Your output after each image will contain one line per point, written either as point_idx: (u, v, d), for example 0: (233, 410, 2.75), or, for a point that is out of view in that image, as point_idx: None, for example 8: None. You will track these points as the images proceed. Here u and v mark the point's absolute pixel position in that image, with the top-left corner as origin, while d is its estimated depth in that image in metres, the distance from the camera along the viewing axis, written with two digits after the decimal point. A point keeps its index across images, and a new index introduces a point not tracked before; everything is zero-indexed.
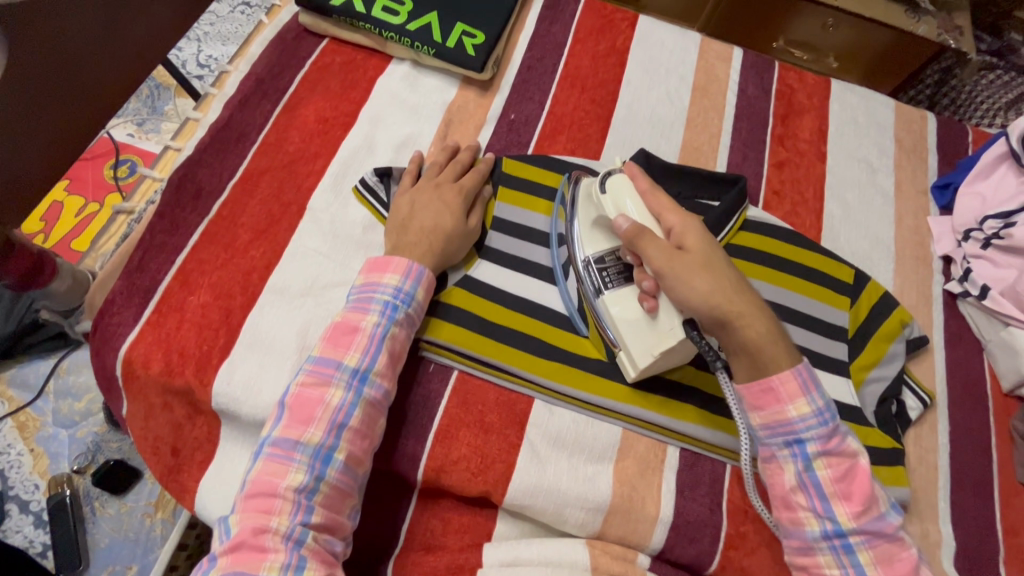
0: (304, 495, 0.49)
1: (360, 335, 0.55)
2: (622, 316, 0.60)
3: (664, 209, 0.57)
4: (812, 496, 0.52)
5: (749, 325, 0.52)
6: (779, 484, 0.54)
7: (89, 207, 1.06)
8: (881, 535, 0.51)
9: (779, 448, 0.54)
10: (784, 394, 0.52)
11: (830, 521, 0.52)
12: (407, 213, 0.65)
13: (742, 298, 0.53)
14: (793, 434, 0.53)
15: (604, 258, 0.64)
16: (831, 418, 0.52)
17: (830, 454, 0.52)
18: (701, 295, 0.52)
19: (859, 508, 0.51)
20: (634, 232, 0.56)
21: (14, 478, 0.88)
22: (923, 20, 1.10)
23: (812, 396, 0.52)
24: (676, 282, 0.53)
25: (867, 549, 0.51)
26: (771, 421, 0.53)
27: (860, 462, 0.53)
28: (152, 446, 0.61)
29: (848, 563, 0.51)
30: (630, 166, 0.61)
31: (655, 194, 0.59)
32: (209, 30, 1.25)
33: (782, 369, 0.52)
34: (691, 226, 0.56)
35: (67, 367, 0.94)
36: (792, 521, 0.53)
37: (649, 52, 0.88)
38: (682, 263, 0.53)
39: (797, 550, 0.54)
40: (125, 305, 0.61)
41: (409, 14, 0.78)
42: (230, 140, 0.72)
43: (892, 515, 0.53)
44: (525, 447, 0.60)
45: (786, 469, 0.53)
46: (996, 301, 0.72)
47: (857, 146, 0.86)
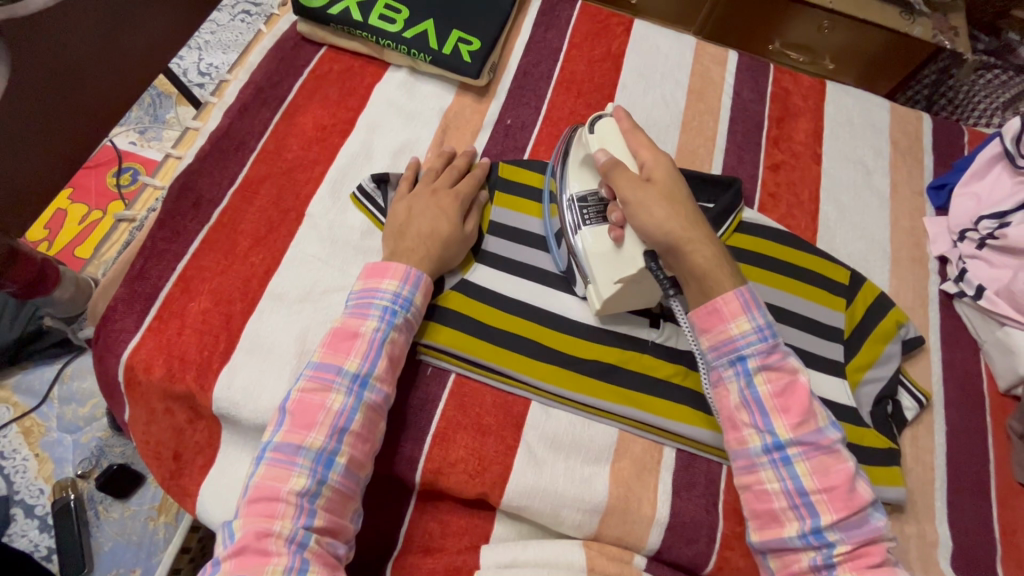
0: (306, 499, 0.49)
1: (359, 339, 0.56)
2: (593, 247, 0.63)
3: (638, 146, 0.61)
4: (754, 412, 0.53)
5: (698, 250, 0.55)
6: (724, 404, 0.55)
7: (92, 215, 1.08)
8: (819, 447, 0.51)
9: (724, 368, 0.55)
10: (728, 313, 0.54)
11: (770, 435, 0.52)
12: (404, 218, 0.66)
13: (696, 227, 0.56)
14: (735, 351, 0.54)
15: (587, 198, 0.66)
16: (770, 334, 0.53)
17: (769, 369, 0.53)
18: (656, 220, 0.56)
19: (797, 420, 0.51)
20: (608, 163, 0.60)
21: (20, 482, 0.89)
22: (918, 22, 1.10)
23: (752, 315, 0.54)
24: (635, 208, 0.57)
25: (804, 460, 0.51)
26: (716, 341, 0.55)
27: (800, 379, 0.53)
28: (153, 451, 0.62)
29: (787, 475, 0.51)
30: (618, 109, 0.64)
31: (635, 134, 0.62)
32: (210, 39, 1.26)
33: (727, 291, 0.54)
34: (661, 162, 0.60)
35: (71, 373, 0.96)
36: (736, 440, 0.54)
37: (644, 56, 0.89)
38: (643, 191, 0.57)
39: (742, 471, 0.54)
40: (126, 312, 0.62)
41: (406, 22, 0.79)
42: (229, 148, 0.73)
43: (832, 430, 0.53)
44: (523, 450, 0.61)
45: (730, 389, 0.54)
46: (992, 301, 0.73)
47: (852, 148, 0.86)
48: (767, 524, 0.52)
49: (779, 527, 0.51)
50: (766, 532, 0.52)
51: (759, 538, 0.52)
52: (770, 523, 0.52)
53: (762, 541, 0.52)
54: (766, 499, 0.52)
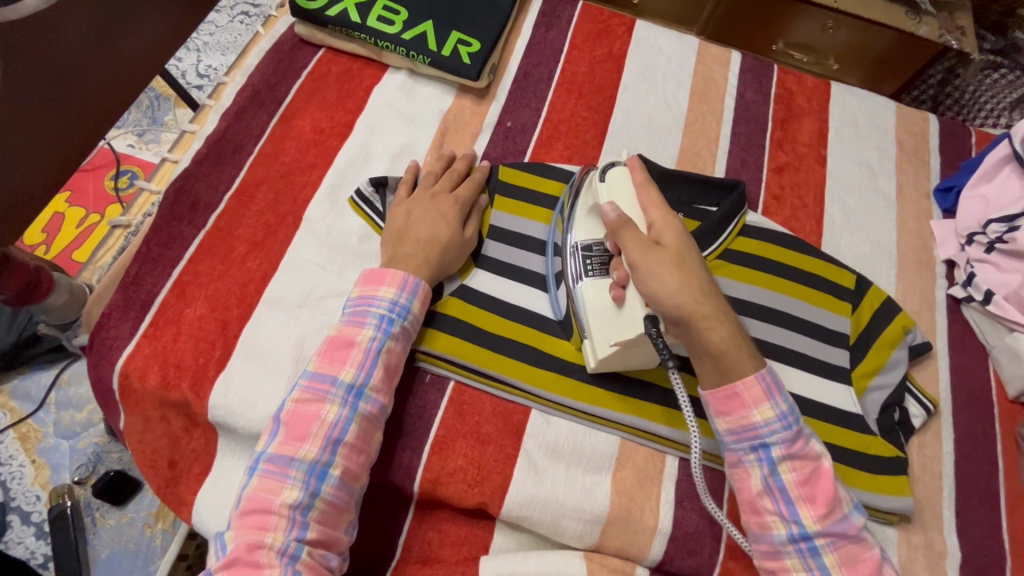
0: (298, 511, 0.49)
1: (355, 349, 0.55)
2: (594, 300, 0.61)
3: (649, 204, 0.58)
4: (778, 500, 0.52)
5: (715, 329, 0.52)
6: (745, 488, 0.54)
7: (90, 218, 1.07)
8: (846, 536, 0.51)
9: (745, 453, 0.53)
10: (748, 398, 0.52)
11: (796, 525, 0.51)
12: (403, 224, 0.65)
13: (710, 300, 0.53)
14: (758, 438, 0.52)
15: (591, 246, 0.64)
16: (794, 421, 0.52)
17: (794, 457, 0.52)
18: (669, 292, 0.52)
19: (823, 511, 0.51)
20: (617, 221, 0.56)
21: (16, 489, 0.89)
22: (924, 21, 1.08)
23: (775, 400, 0.52)
24: (646, 275, 0.53)
25: (832, 551, 0.51)
26: (736, 426, 0.53)
27: (823, 464, 0.53)
28: (148, 459, 0.61)
29: (814, 566, 0.51)
30: (632, 159, 0.61)
31: (647, 189, 0.59)
32: (209, 40, 1.26)
33: (746, 374, 0.52)
34: (671, 224, 0.57)
35: (67, 378, 0.95)
36: (759, 526, 0.53)
37: (646, 57, 0.88)
38: (655, 258, 0.54)
39: (764, 555, 0.53)
40: (121, 319, 0.62)
41: (404, 23, 0.78)
42: (226, 151, 0.72)
43: (855, 514, 0.53)
44: (522, 459, 0.60)
45: (752, 473, 0.53)
46: (1001, 306, 0.71)
47: (858, 149, 0.85)
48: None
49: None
50: None
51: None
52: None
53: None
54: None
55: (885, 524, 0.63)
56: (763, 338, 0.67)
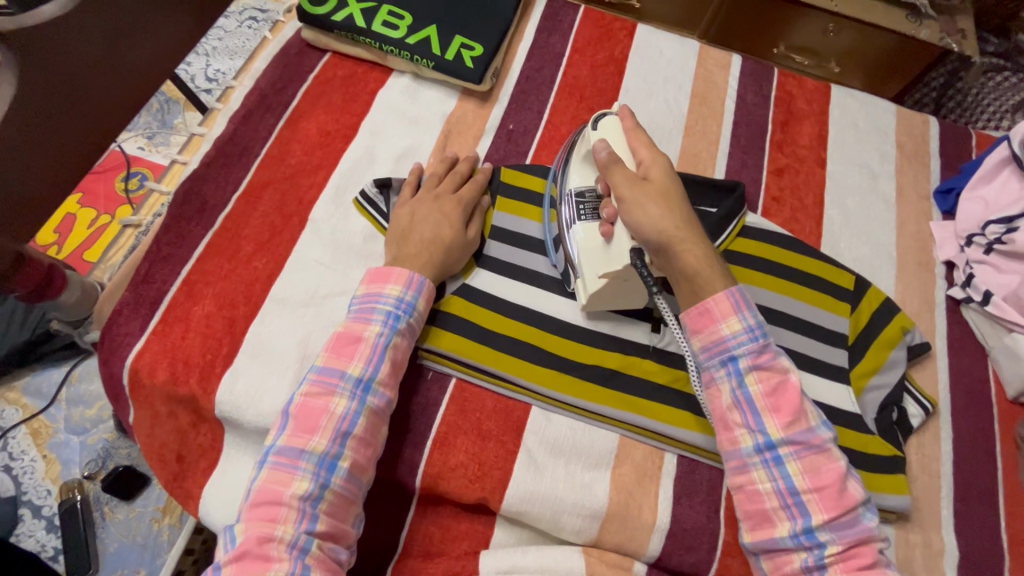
0: (308, 503, 0.50)
1: (363, 344, 0.57)
2: (585, 241, 0.63)
3: (639, 145, 0.62)
4: (745, 412, 0.53)
5: (690, 250, 0.56)
6: (716, 404, 0.55)
7: (100, 219, 1.09)
8: (810, 446, 0.51)
9: (716, 368, 0.55)
10: (719, 313, 0.54)
11: (762, 435, 0.52)
12: (407, 224, 0.66)
13: (689, 227, 0.57)
14: (726, 350, 0.54)
15: (585, 193, 0.65)
16: (761, 334, 0.54)
17: (760, 369, 0.53)
18: (651, 219, 0.56)
19: (788, 419, 0.51)
20: (607, 158, 0.61)
21: (28, 483, 0.91)
22: (924, 24, 1.09)
23: (743, 314, 0.54)
24: (630, 205, 0.58)
25: (796, 460, 0.51)
26: (707, 341, 0.55)
27: (790, 378, 0.53)
28: (157, 453, 0.63)
29: (778, 474, 0.51)
30: (623, 107, 0.65)
31: (637, 133, 0.63)
32: (218, 45, 1.28)
33: (716, 292, 0.55)
34: (658, 162, 0.60)
35: (78, 375, 0.97)
36: (728, 441, 0.53)
37: (647, 61, 0.89)
38: (639, 189, 0.58)
39: (733, 471, 0.54)
40: (131, 316, 0.63)
41: (409, 28, 0.79)
42: (234, 153, 0.74)
43: (823, 429, 0.53)
44: (523, 455, 0.61)
45: (722, 387, 0.54)
46: (1000, 307, 0.72)
47: (858, 152, 0.85)
48: (760, 524, 0.52)
49: (772, 528, 0.51)
50: (757, 531, 0.52)
51: (752, 539, 0.52)
52: (763, 523, 0.51)
53: (754, 542, 0.52)
54: (757, 500, 0.52)
55: (884, 523, 0.64)
56: None
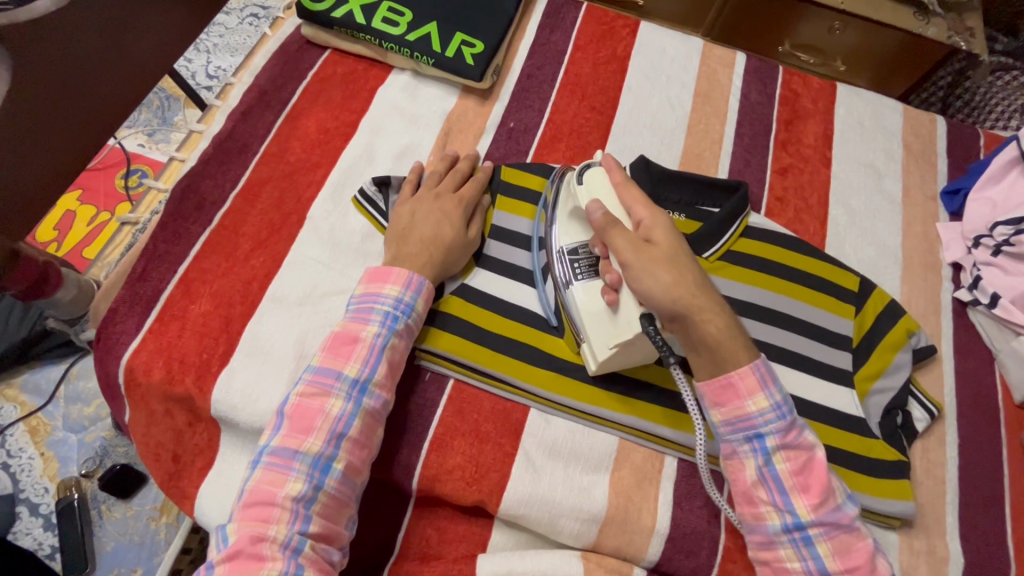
0: (302, 504, 0.49)
1: (360, 344, 0.56)
2: (587, 306, 0.61)
3: (635, 202, 0.58)
4: (772, 490, 0.52)
5: (711, 320, 0.53)
6: (740, 479, 0.54)
7: (100, 216, 1.09)
8: (839, 526, 0.51)
9: (741, 444, 0.54)
10: (743, 388, 0.53)
11: (790, 515, 0.51)
12: (407, 223, 0.65)
13: (703, 293, 0.54)
14: (752, 428, 0.53)
15: (577, 249, 0.64)
16: (788, 412, 0.53)
17: (788, 447, 0.52)
18: (664, 288, 0.53)
19: (817, 500, 0.51)
20: (603, 219, 0.57)
21: (25, 481, 0.90)
22: (932, 22, 1.08)
23: (769, 390, 0.53)
24: (638, 273, 0.54)
25: (825, 540, 0.51)
26: (731, 417, 0.53)
27: (817, 454, 0.53)
28: (153, 452, 0.62)
29: (808, 555, 0.51)
30: (608, 158, 0.62)
31: (627, 187, 0.59)
32: (218, 41, 1.28)
33: (741, 365, 0.53)
34: (658, 220, 0.57)
35: (77, 373, 0.97)
36: (754, 516, 0.53)
37: (650, 58, 0.88)
38: (646, 255, 0.54)
39: (759, 546, 0.54)
40: (127, 314, 0.63)
41: (409, 25, 0.79)
42: (233, 151, 0.73)
43: (849, 505, 0.53)
44: (520, 457, 0.60)
45: (747, 464, 0.53)
46: (1007, 310, 0.71)
47: (863, 151, 0.84)
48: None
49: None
50: None
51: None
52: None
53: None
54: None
55: (887, 529, 0.63)
56: (765, 340, 0.67)
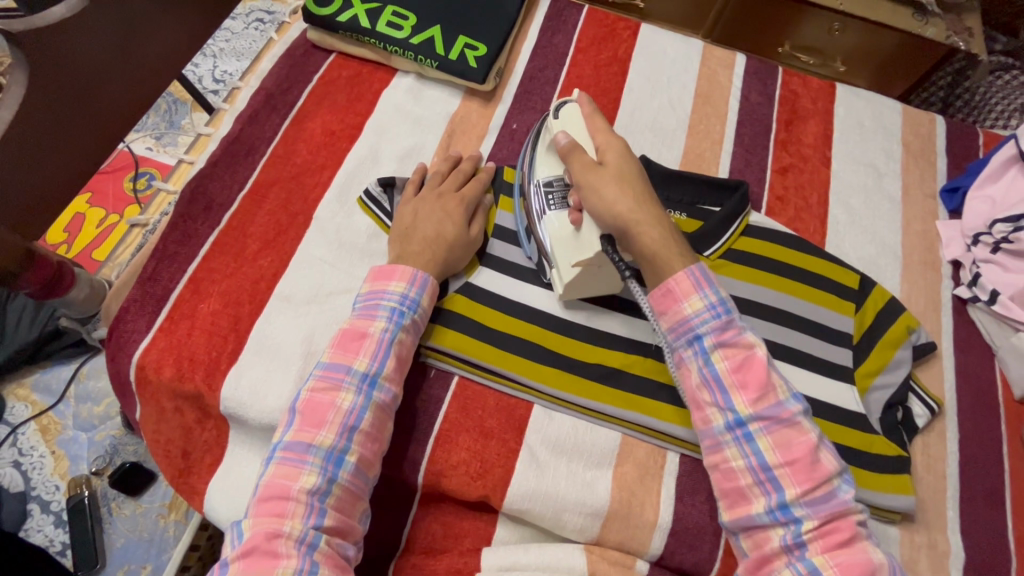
0: (316, 497, 0.50)
1: (368, 340, 0.57)
2: (557, 231, 0.63)
3: (596, 131, 0.63)
4: (714, 390, 0.53)
5: (646, 231, 0.57)
6: (688, 384, 0.56)
7: (109, 219, 1.10)
8: (779, 420, 0.51)
9: (684, 348, 0.56)
10: (680, 293, 0.55)
11: (731, 412, 0.52)
12: (410, 222, 0.66)
13: (646, 209, 0.58)
14: (691, 330, 0.55)
15: (553, 182, 0.66)
16: (724, 311, 0.54)
17: (725, 346, 0.54)
18: (605, 204, 0.58)
19: (755, 394, 0.52)
20: (567, 146, 0.62)
21: (36, 479, 0.92)
22: (931, 23, 1.08)
23: (704, 292, 0.55)
24: (587, 192, 0.60)
25: (766, 435, 0.51)
26: (673, 322, 0.56)
27: (758, 353, 0.53)
28: (163, 449, 0.64)
29: (750, 451, 0.51)
30: (582, 94, 0.66)
31: (593, 119, 0.64)
32: (225, 46, 1.29)
33: (675, 271, 0.56)
34: (612, 146, 0.62)
35: (87, 373, 0.98)
36: (701, 420, 0.54)
37: (651, 60, 0.89)
38: (595, 175, 0.60)
39: (709, 450, 0.54)
40: (138, 313, 0.64)
41: (413, 28, 0.80)
42: (240, 153, 0.74)
43: (794, 402, 0.53)
44: (523, 453, 0.61)
45: (691, 367, 0.55)
46: (1006, 307, 0.72)
47: (863, 151, 0.85)
48: (736, 502, 0.52)
49: (748, 505, 0.51)
50: (735, 510, 0.52)
51: (730, 517, 0.52)
52: (740, 500, 0.52)
53: (733, 520, 0.52)
54: (733, 477, 0.52)
55: (888, 523, 0.63)
56: (767, 337, 0.68)
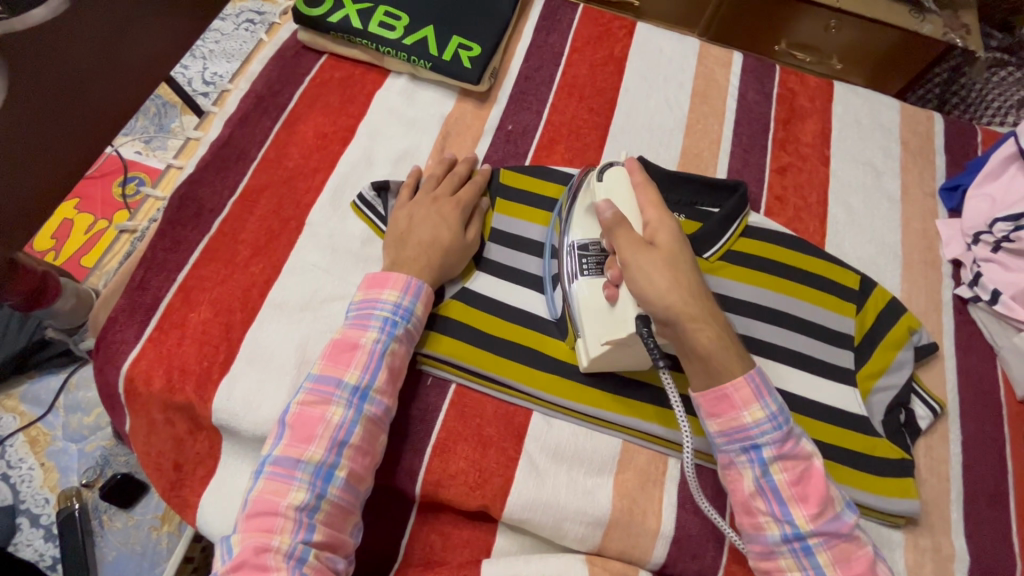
0: (305, 513, 0.49)
1: (359, 351, 0.56)
2: (588, 301, 0.60)
3: (647, 205, 0.58)
4: (771, 500, 0.51)
5: (702, 329, 0.52)
6: (738, 490, 0.53)
7: (98, 225, 1.08)
8: (839, 535, 0.50)
9: (737, 454, 0.53)
10: (739, 399, 0.52)
11: (789, 525, 0.51)
12: (405, 227, 0.65)
13: (699, 303, 0.53)
14: (749, 438, 0.52)
15: (589, 245, 0.64)
16: (784, 422, 0.52)
17: (785, 457, 0.52)
18: (658, 292, 0.52)
19: (816, 510, 0.50)
20: (612, 219, 0.56)
21: (25, 491, 0.90)
22: (928, 19, 1.08)
23: (765, 401, 0.52)
24: (636, 273, 0.54)
25: (825, 550, 0.50)
26: (727, 427, 0.53)
27: (815, 463, 0.52)
28: (154, 462, 0.62)
29: (808, 565, 0.50)
30: (632, 160, 0.62)
31: (645, 188, 0.59)
32: (214, 48, 1.27)
33: (735, 376, 0.52)
34: (666, 224, 0.57)
35: (76, 383, 0.96)
36: (752, 527, 0.52)
37: (647, 59, 0.88)
38: (646, 256, 0.54)
39: (759, 556, 0.53)
40: (127, 323, 0.62)
41: (406, 28, 0.79)
42: (230, 157, 0.73)
43: (848, 513, 0.52)
44: (523, 461, 0.60)
45: (744, 475, 0.52)
46: (1008, 306, 0.71)
47: (861, 149, 0.84)
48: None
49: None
50: None
51: None
52: None
53: None
54: None
55: (892, 528, 0.62)
56: (768, 340, 0.67)
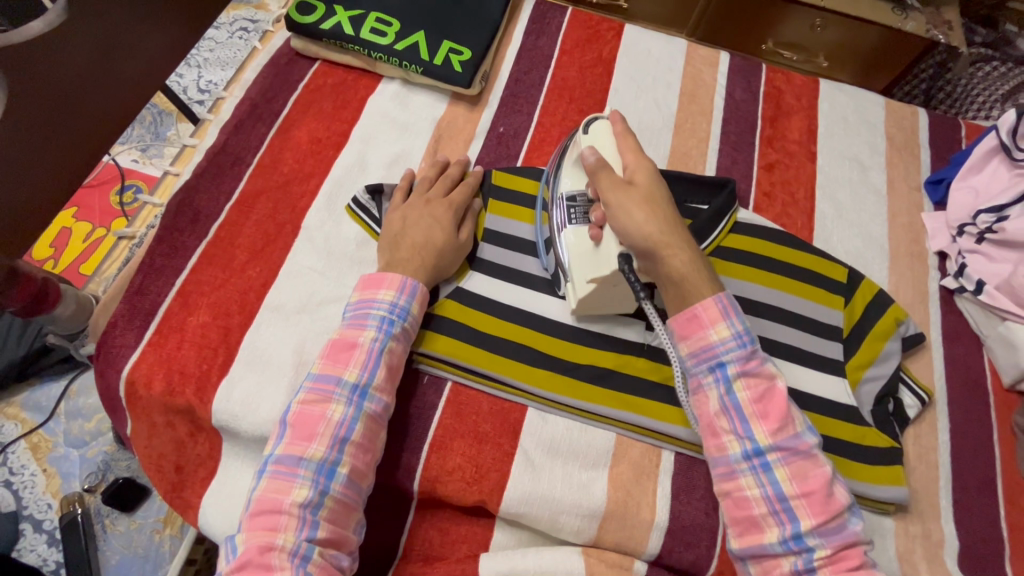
0: (308, 510, 0.50)
1: (358, 349, 0.57)
2: (576, 247, 0.63)
3: (627, 149, 0.61)
4: (733, 418, 0.52)
5: (676, 256, 0.56)
6: (704, 410, 0.54)
7: (96, 232, 1.09)
8: (797, 452, 0.51)
9: (704, 375, 0.54)
10: (707, 319, 0.54)
11: (750, 441, 0.51)
12: (399, 229, 0.66)
13: (674, 233, 0.56)
14: (714, 357, 0.54)
15: (576, 197, 0.65)
16: (749, 341, 0.54)
17: (748, 375, 0.53)
18: (636, 224, 0.56)
19: (775, 425, 0.51)
20: (595, 163, 0.60)
21: (28, 498, 0.91)
22: (910, 17, 1.11)
23: (731, 320, 0.54)
24: (616, 210, 0.57)
25: (783, 465, 0.51)
26: (695, 347, 0.54)
27: (777, 384, 0.53)
28: (155, 464, 0.63)
29: (766, 481, 0.50)
30: (614, 112, 0.64)
31: (626, 136, 0.62)
32: (209, 56, 1.29)
33: (705, 298, 0.55)
34: (644, 165, 0.60)
35: (77, 390, 0.97)
36: (716, 446, 0.53)
37: (636, 60, 0.89)
38: (625, 194, 0.58)
39: (721, 478, 0.53)
40: (126, 329, 0.63)
41: (397, 34, 0.80)
42: (226, 163, 0.74)
43: (809, 435, 0.53)
44: (519, 456, 0.61)
45: (710, 394, 0.54)
46: (992, 296, 0.72)
47: (847, 145, 0.86)
48: (747, 530, 0.51)
49: (760, 534, 0.50)
50: (746, 539, 0.51)
51: (741, 545, 0.51)
52: (751, 529, 0.51)
53: (743, 548, 0.51)
54: (745, 506, 0.51)
55: (882, 514, 0.64)
56: (756, 333, 0.68)
